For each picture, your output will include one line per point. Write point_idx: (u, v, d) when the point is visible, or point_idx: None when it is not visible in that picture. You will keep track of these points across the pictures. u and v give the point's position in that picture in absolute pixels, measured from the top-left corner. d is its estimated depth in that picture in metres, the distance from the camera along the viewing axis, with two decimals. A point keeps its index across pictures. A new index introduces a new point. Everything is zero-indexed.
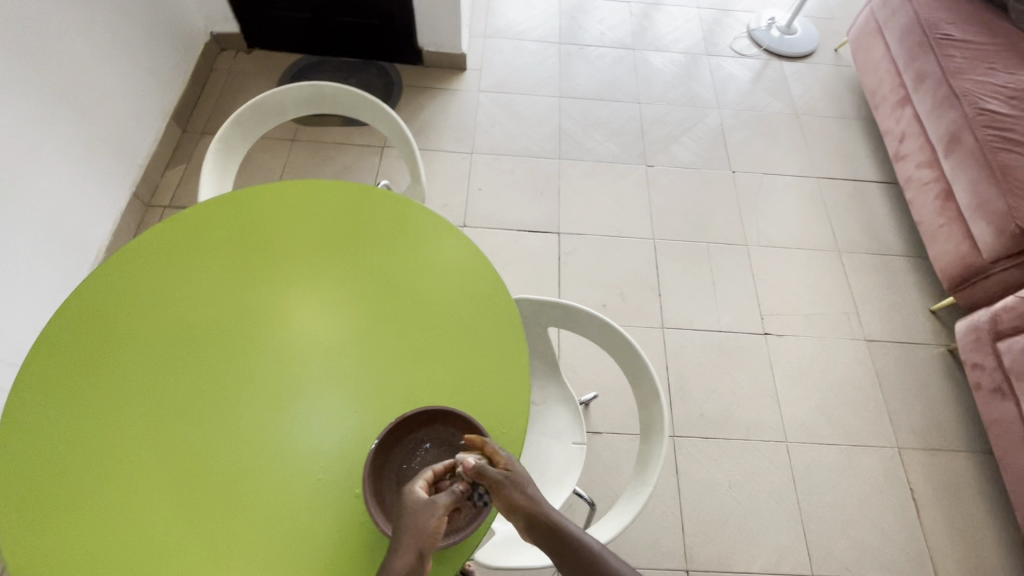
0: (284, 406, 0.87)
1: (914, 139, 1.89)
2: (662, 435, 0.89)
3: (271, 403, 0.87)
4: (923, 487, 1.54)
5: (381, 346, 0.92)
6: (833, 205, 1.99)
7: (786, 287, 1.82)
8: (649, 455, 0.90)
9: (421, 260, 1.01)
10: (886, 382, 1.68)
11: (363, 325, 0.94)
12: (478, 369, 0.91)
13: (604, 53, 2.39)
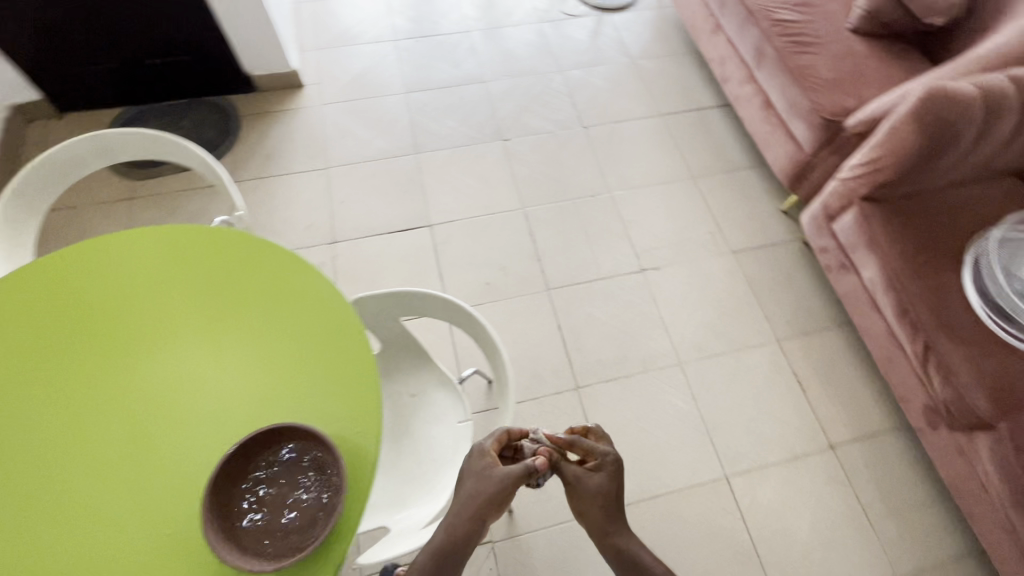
0: (145, 469, 0.82)
1: (731, 61, 2.04)
2: (508, 381, 0.95)
3: (133, 468, 0.82)
4: (806, 368, 1.68)
5: (245, 379, 0.89)
6: (678, 138, 2.15)
7: (652, 222, 1.94)
8: (505, 402, 0.96)
9: (276, 284, 0.97)
10: (757, 284, 1.82)
11: (225, 363, 0.90)
12: (345, 376, 0.89)
13: (443, 41, 2.40)
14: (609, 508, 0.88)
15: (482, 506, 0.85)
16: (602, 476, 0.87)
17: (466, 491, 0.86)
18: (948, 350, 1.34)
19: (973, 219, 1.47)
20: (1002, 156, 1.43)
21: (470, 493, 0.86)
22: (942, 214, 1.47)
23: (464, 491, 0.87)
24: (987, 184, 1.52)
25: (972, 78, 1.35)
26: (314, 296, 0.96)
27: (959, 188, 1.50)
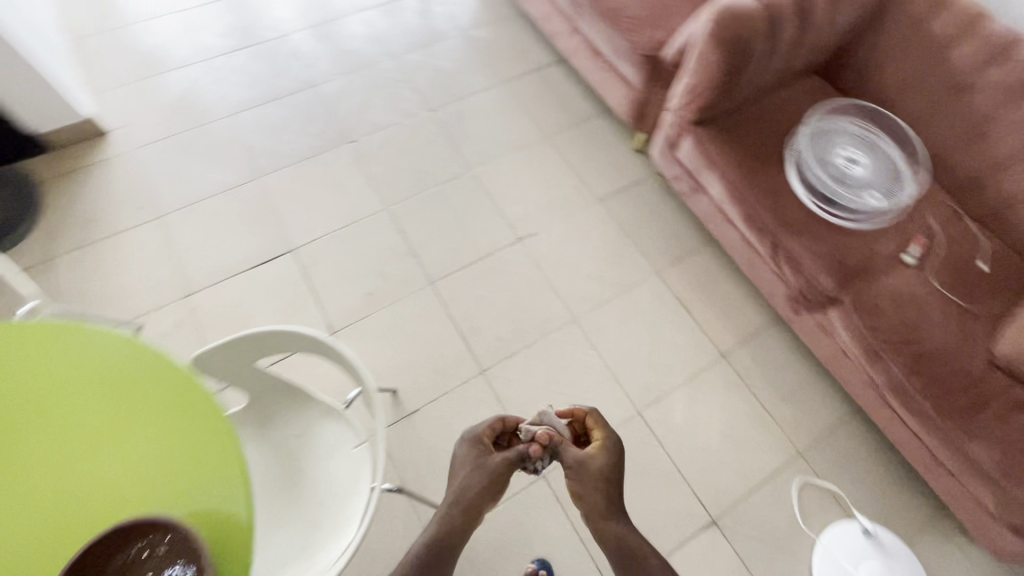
0: None
1: (553, 16, 2.07)
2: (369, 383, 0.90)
3: None
4: (687, 291, 1.79)
5: (92, 481, 0.75)
6: (525, 102, 2.16)
7: (519, 190, 1.96)
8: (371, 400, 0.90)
9: (85, 365, 0.81)
10: (628, 225, 1.90)
11: (58, 465, 0.76)
12: (203, 440, 0.77)
13: (259, 50, 2.22)
14: (604, 493, 0.98)
15: (478, 497, 0.96)
16: (599, 459, 1.00)
17: (459, 486, 0.97)
18: (791, 244, 1.48)
19: (787, 121, 1.61)
20: (797, 58, 1.56)
21: (461, 489, 0.97)
22: (761, 123, 1.60)
23: (461, 485, 0.97)
24: (792, 86, 1.67)
25: None
26: (148, 363, 0.81)
27: (770, 95, 1.64)
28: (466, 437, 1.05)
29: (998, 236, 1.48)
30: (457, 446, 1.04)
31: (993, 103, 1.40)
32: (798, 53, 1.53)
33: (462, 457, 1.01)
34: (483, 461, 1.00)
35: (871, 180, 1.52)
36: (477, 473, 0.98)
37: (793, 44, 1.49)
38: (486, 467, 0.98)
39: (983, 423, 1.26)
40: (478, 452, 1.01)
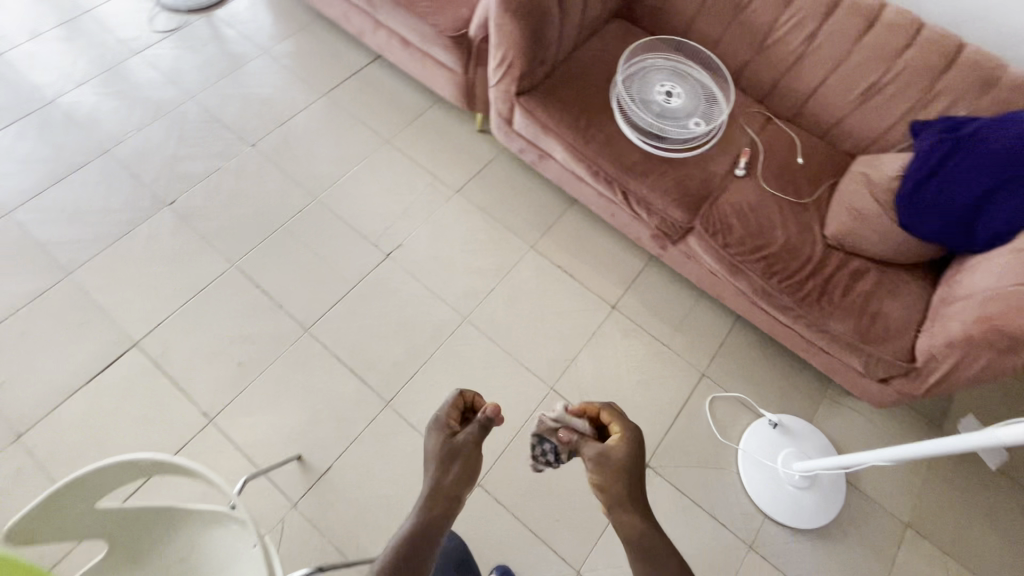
0: None
1: (353, 13, 1.94)
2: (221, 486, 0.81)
3: None
4: (565, 256, 1.81)
5: None
6: (353, 111, 2.03)
7: (372, 204, 1.85)
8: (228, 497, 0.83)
9: None
10: (492, 209, 1.88)
11: None
12: None
13: (21, 127, 1.87)
14: (629, 484, 0.92)
15: (451, 479, 0.91)
16: (620, 449, 0.96)
17: (432, 475, 0.92)
18: (638, 187, 1.52)
19: (603, 71, 1.64)
20: (594, 8, 1.57)
21: (432, 478, 0.91)
22: (580, 78, 1.62)
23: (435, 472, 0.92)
24: (598, 35, 1.70)
25: None
26: None
27: (581, 49, 1.66)
28: (434, 422, 1.01)
29: (805, 129, 1.63)
30: (425, 438, 1.00)
31: (769, 14, 1.53)
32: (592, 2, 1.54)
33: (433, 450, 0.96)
34: (452, 446, 0.96)
35: (689, 108, 1.58)
36: (447, 460, 0.93)
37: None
38: (462, 453, 0.95)
39: (835, 298, 1.39)
40: (446, 441, 0.96)
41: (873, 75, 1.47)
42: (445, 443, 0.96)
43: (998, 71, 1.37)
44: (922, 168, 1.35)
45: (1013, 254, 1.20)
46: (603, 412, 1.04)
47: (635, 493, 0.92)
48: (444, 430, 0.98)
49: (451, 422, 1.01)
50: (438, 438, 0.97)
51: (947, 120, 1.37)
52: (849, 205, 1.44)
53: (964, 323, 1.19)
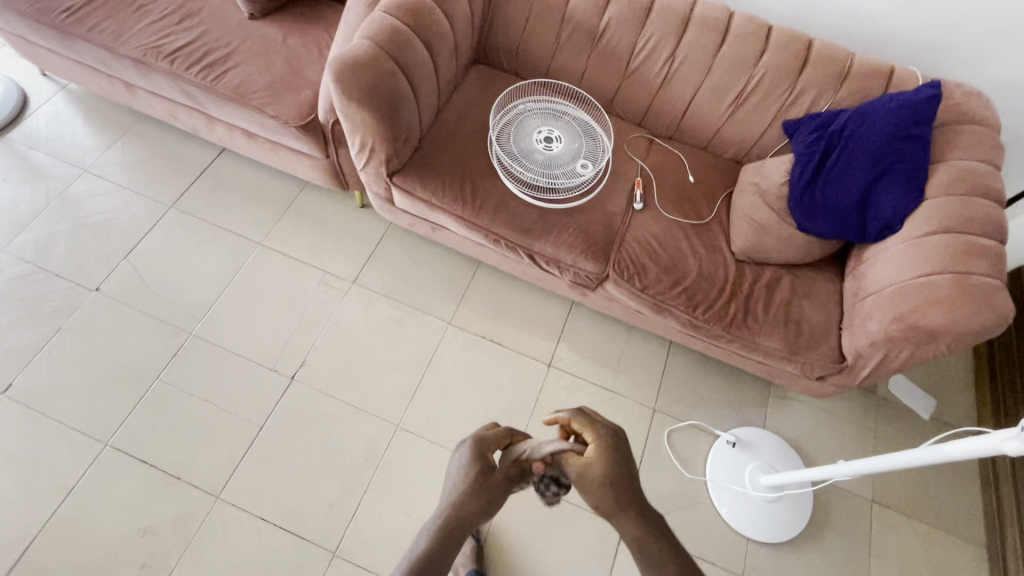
0: None
1: (178, 110, 1.68)
2: None
3: None
4: (488, 323, 1.69)
5: None
6: (210, 218, 1.77)
7: (261, 323, 1.63)
8: None
9: None
10: (397, 292, 1.71)
11: None
12: None
13: None
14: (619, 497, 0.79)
15: (464, 502, 0.79)
16: (599, 466, 0.81)
17: (452, 501, 0.79)
18: (542, 247, 1.43)
19: (474, 130, 1.52)
20: (448, 68, 1.44)
21: (452, 502, 0.79)
22: (453, 143, 1.49)
23: (457, 496, 0.80)
24: (460, 91, 1.58)
25: (359, 30, 1.26)
26: None
27: (445, 112, 1.53)
28: (471, 438, 0.87)
29: (688, 145, 1.61)
30: (456, 454, 0.86)
31: (628, 39, 1.47)
32: (444, 64, 1.41)
33: (461, 471, 0.83)
34: (475, 476, 0.81)
35: (572, 150, 1.50)
36: (475, 489, 0.80)
37: (433, 61, 1.36)
38: (486, 482, 0.80)
39: (760, 317, 1.38)
40: (477, 468, 0.82)
41: (738, 83, 1.46)
42: (467, 469, 0.82)
43: (848, 61, 1.40)
44: (805, 171, 1.36)
45: (906, 244, 1.23)
46: (572, 420, 0.88)
47: (630, 502, 0.79)
48: (474, 451, 0.84)
49: (488, 452, 0.85)
50: (468, 459, 0.83)
51: (816, 119, 1.40)
52: (748, 218, 1.43)
53: (882, 324, 1.20)
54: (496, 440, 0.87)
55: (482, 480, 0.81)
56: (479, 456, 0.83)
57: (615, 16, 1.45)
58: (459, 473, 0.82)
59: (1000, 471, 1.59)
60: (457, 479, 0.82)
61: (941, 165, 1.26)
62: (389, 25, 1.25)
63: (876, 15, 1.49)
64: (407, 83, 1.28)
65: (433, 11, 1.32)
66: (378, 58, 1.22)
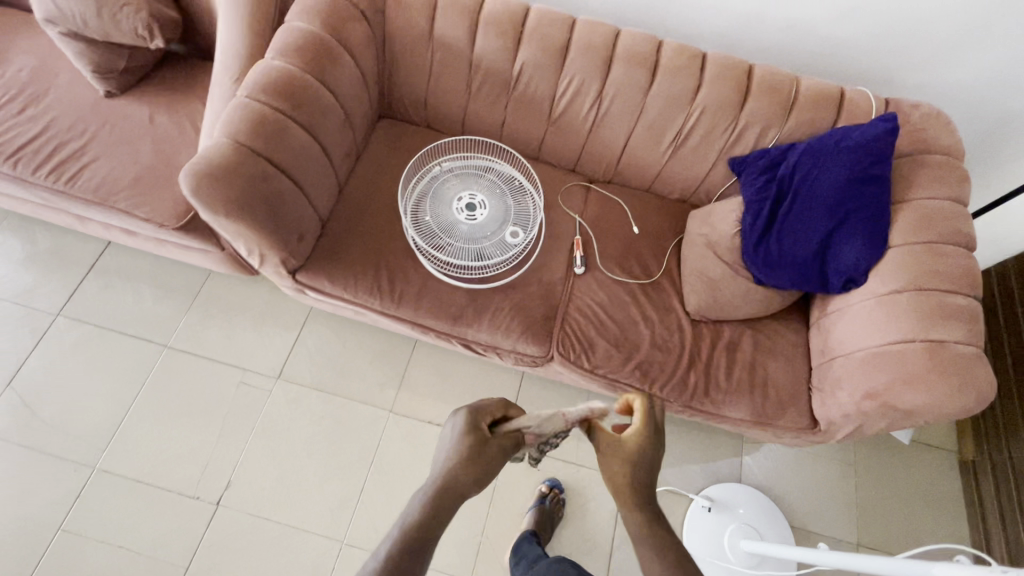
0: None
1: (42, 209, 1.44)
2: None
3: None
4: (433, 404, 1.54)
5: None
6: (107, 323, 1.55)
7: (179, 440, 1.44)
8: None
9: None
10: (330, 382, 1.54)
11: None
12: None
13: None
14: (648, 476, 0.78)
15: (458, 472, 0.74)
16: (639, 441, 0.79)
17: (447, 472, 0.75)
18: (476, 334, 1.26)
19: (386, 205, 1.33)
20: (343, 143, 1.24)
21: (445, 475, 0.75)
22: (362, 223, 1.30)
23: (448, 464, 0.75)
24: (366, 157, 1.38)
25: (218, 125, 1.05)
26: None
27: (349, 189, 1.33)
28: (467, 407, 0.80)
29: (629, 189, 1.45)
30: (450, 421, 0.80)
31: (547, 84, 1.28)
32: (335, 142, 1.20)
33: (455, 438, 0.77)
34: (464, 443, 0.76)
35: (499, 214, 1.32)
36: (469, 461, 0.75)
37: (320, 145, 1.16)
38: (482, 456, 0.75)
39: (724, 386, 1.24)
40: (473, 440, 0.76)
41: (676, 122, 1.28)
42: (462, 434, 0.77)
43: (792, 89, 1.24)
44: (757, 221, 1.21)
45: (872, 300, 1.10)
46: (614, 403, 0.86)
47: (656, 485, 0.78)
48: (470, 421, 0.78)
49: (484, 422, 0.79)
50: (463, 429, 0.77)
51: (764, 158, 1.24)
52: (700, 273, 1.29)
53: (855, 398, 1.07)
54: (494, 411, 0.82)
55: (477, 452, 0.75)
56: (473, 424, 0.78)
57: (528, 59, 1.26)
58: (453, 443, 0.77)
59: (984, 497, 1.51)
60: (452, 448, 0.76)
61: (903, 207, 1.12)
62: (253, 118, 1.04)
63: (820, 27, 1.33)
64: (288, 181, 1.09)
65: (308, 89, 1.11)
66: (243, 163, 1.01)
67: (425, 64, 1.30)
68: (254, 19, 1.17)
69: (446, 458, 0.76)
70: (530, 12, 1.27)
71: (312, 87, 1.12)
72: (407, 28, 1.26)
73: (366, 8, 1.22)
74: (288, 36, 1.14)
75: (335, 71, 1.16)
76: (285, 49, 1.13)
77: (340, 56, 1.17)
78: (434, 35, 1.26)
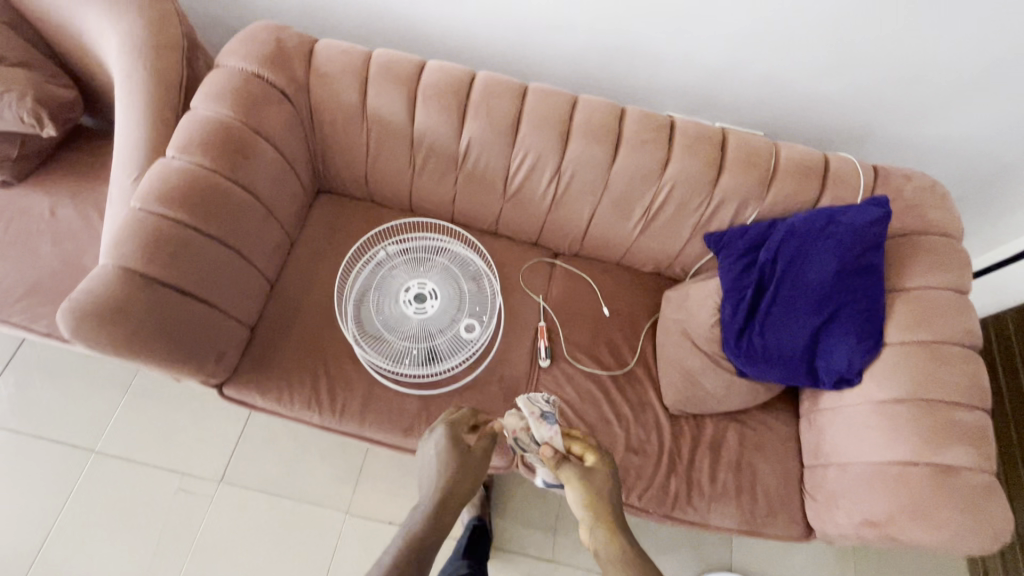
0: None
1: None
2: None
3: None
4: (394, 501, 1.40)
5: None
6: (22, 429, 1.38)
7: (111, 562, 1.29)
8: None
9: None
10: (279, 482, 1.40)
11: None
12: None
13: None
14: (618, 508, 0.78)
15: (450, 478, 0.80)
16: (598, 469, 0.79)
17: (442, 482, 0.80)
18: None
19: (326, 300, 1.19)
20: (266, 242, 1.09)
21: (439, 489, 0.80)
22: (298, 323, 1.16)
23: (439, 476, 0.80)
24: (303, 244, 1.24)
25: (108, 244, 0.90)
26: None
27: (283, 286, 1.19)
28: (443, 419, 0.85)
29: (598, 263, 1.31)
30: (430, 438, 0.84)
31: (498, 159, 1.14)
32: (255, 244, 1.05)
33: (437, 451, 0.83)
34: (442, 455, 0.82)
35: (452, 304, 1.16)
36: (459, 468, 0.81)
37: (235, 254, 1.01)
38: (467, 463, 0.82)
39: (708, 491, 1.11)
40: (456, 451, 0.82)
41: (644, 199, 1.15)
42: (440, 445, 0.82)
43: (772, 159, 1.10)
44: (738, 311, 1.08)
45: (868, 407, 0.98)
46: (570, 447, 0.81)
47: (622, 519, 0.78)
48: (450, 434, 0.83)
49: (462, 434, 0.84)
50: (445, 442, 0.82)
51: (744, 238, 1.11)
52: (678, 365, 1.16)
53: (854, 524, 0.96)
54: (470, 418, 0.87)
55: (462, 461, 0.81)
56: (454, 439, 0.83)
57: (475, 134, 1.11)
58: (437, 458, 0.82)
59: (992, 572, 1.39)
60: (437, 460, 0.82)
61: (898, 299, 1.00)
62: (147, 239, 0.89)
63: (797, 81, 1.22)
64: (195, 304, 0.94)
65: (216, 194, 0.96)
66: (135, 296, 0.86)
67: (361, 141, 1.16)
68: (154, 111, 1.02)
69: (434, 472, 0.81)
70: (476, 81, 1.13)
71: (222, 190, 0.97)
72: (338, 104, 1.11)
73: (287, 87, 1.07)
74: (192, 128, 0.99)
75: (249, 167, 1.01)
76: (187, 145, 0.97)
77: (256, 148, 1.02)
78: (369, 111, 1.12)
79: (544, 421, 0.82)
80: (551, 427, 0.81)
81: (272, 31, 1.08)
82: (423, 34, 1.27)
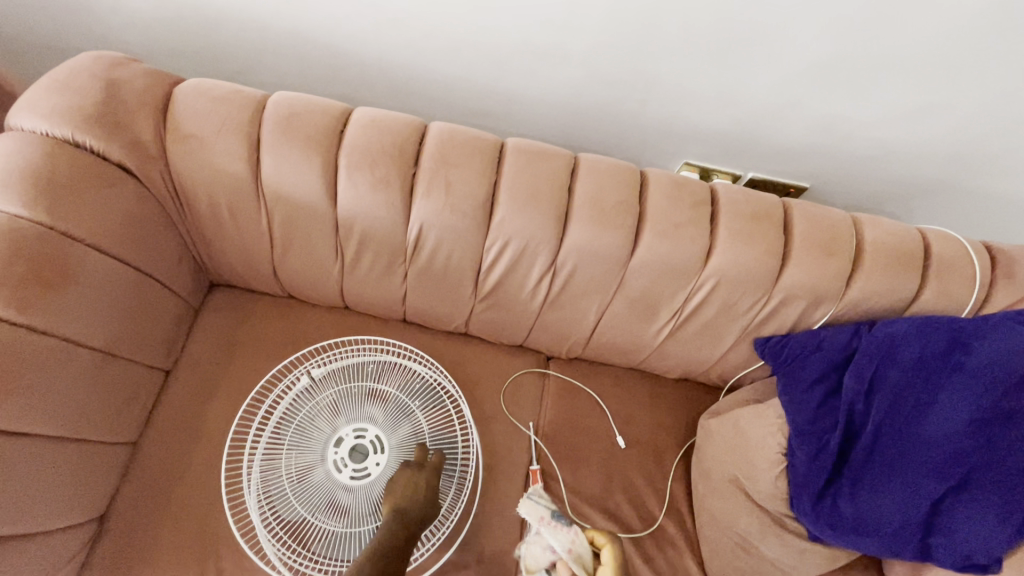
0: None
1: None
2: None
3: None
4: None
5: None
6: None
7: None
8: None
9: None
10: None
11: None
12: None
13: None
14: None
15: (421, 498, 0.69)
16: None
17: (410, 501, 0.69)
18: None
19: (216, 458, 0.80)
20: (96, 400, 0.70)
21: (406, 502, 0.69)
22: (168, 506, 0.77)
23: (405, 497, 0.69)
24: (185, 370, 0.85)
25: None
26: None
27: (146, 447, 0.80)
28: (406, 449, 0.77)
29: (604, 371, 0.98)
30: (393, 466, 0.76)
31: (461, 252, 0.78)
32: (64, 413, 0.65)
33: (406, 470, 0.72)
34: (422, 477, 0.72)
35: (407, 457, 0.77)
36: (426, 483, 0.71)
37: (11, 443, 0.60)
38: (434, 483, 0.72)
39: None
40: (425, 467, 0.73)
41: (673, 299, 0.81)
42: (415, 470, 0.72)
43: (853, 241, 0.78)
44: (819, 462, 0.75)
45: None
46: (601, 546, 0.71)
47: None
48: (420, 454, 0.74)
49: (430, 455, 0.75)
50: (416, 459, 0.74)
51: (818, 355, 0.79)
52: (729, 526, 0.83)
53: None
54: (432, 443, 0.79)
55: (433, 479, 0.72)
56: (423, 462, 0.74)
57: (430, 217, 0.75)
58: (400, 477, 0.71)
59: None
60: (405, 479, 0.71)
61: None
62: None
63: (868, 127, 0.90)
64: None
65: None
66: None
67: (259, 226, 0.78)
68: None
69: (406, 491, 0.69)
70: (427, 138, 0.76)
71: None
72: (214, 179, 0.72)
73: (125, 157, 0.68)
74: None
75: (58, 300, 0.63)
76: None
77: (71, 265, 0.64)
78: (265, 187, 0.74)
79: (560, 527, 0.70)
80: (568, 532, 0.70)
81: (98, 70, 0.69)
82: (353, 66, 0.90)
